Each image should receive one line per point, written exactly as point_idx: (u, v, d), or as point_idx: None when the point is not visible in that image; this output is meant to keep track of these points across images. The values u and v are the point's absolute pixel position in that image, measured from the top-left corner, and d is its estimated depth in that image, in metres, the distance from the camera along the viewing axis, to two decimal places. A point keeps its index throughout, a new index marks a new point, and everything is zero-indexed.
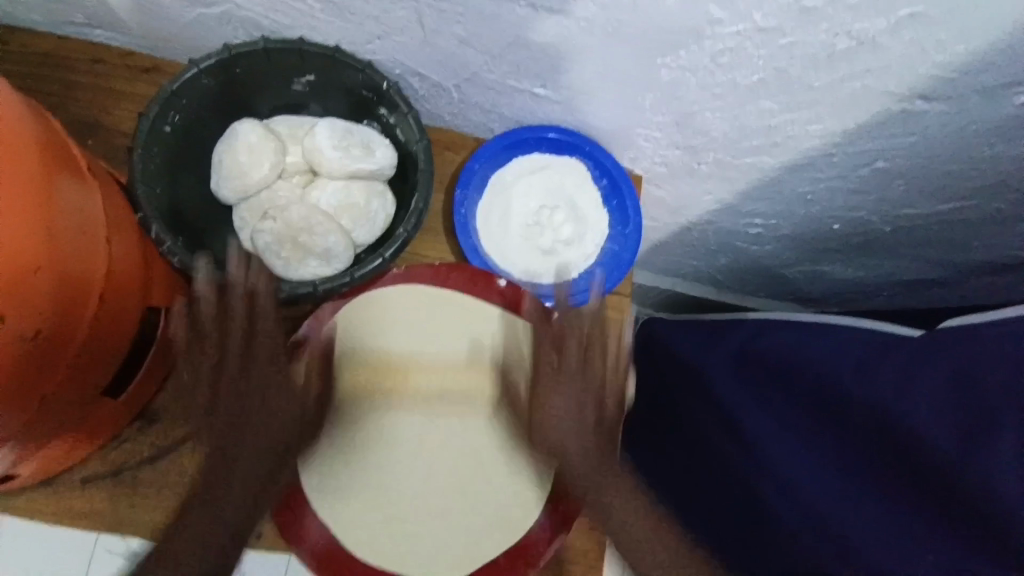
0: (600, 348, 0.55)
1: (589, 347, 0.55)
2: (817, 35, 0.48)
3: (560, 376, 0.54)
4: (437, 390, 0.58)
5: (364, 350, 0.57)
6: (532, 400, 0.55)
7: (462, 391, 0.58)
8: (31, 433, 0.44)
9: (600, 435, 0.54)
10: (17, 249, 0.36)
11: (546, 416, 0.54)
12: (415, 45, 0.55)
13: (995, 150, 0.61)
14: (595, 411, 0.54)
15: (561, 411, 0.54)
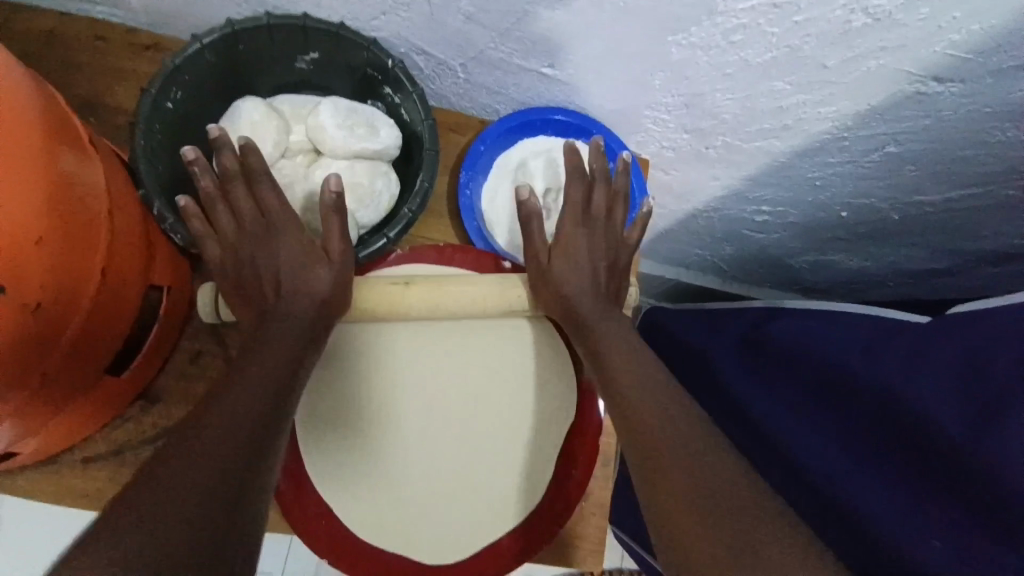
0: (621, 207, 0.60)
1: (612, 203, 0.60)
2: (831, 11, 0.47)
3: (585, 223, 0.59)
4: (440, 382, 0.59)
5: (371, 346, 0.59)
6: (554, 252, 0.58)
7: (465, 379, 0.59)
8: (32, 409, 0.43)
9: (602, 300, 0.57)
10: (16, 217, 0.35)
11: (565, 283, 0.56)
12: (420, 21, 0.54)
13: (1009, 134, 0.60)
14: (607, 270, 0.58)
15: (581, 274, 0.57)
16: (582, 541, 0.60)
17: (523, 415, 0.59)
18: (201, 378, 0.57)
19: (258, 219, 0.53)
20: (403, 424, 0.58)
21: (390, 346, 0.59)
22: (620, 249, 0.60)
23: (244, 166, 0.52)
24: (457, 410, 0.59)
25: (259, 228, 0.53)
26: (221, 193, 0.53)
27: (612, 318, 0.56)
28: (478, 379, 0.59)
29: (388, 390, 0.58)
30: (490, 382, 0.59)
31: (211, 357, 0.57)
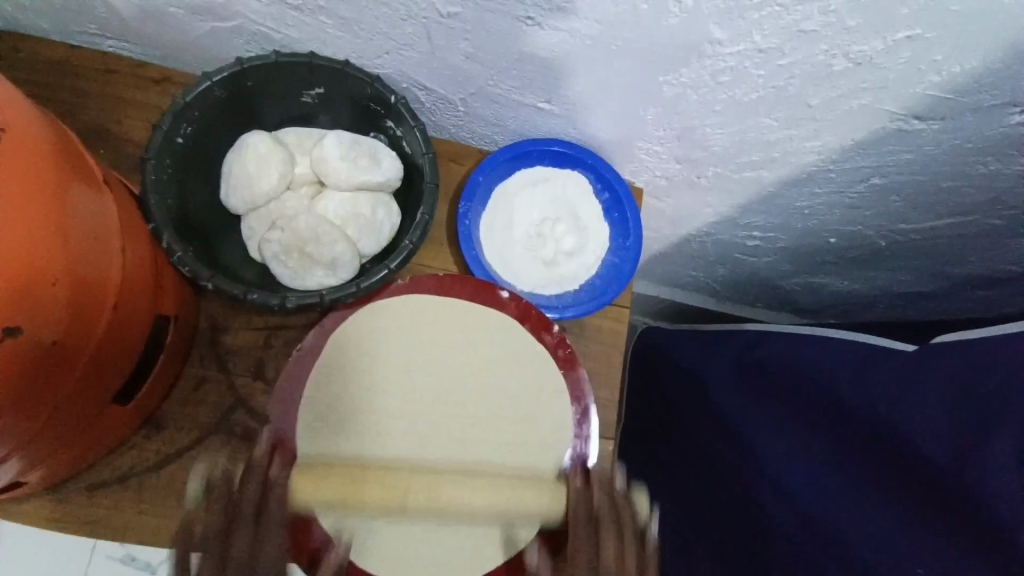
0: (629, 530, 0.45)
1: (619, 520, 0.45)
2: (815, 55, 0.50)
3: None
4: (439, 404, 0.58)
5: (366, 377, 0.58)
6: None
7: (465, 395, 0.59)
8: (41, 440, 0.44)
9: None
10: (34, 260, 0.37)
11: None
12: (422, 59, 0.56)
13: (989, 167, 0.62)
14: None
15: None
16: None
17: (526, 436, 0.58)
18: (204, 405, 0.58)
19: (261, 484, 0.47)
20: (401, 453, 0.56)
21: (382, 381, 0.58)
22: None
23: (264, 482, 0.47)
24: (456, 429, 0.57)
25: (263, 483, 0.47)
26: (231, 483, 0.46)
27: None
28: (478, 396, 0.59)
29: (385, 420, 0.57)
30: (491, 397, 0.59)
31: (213, 384, 0.59)
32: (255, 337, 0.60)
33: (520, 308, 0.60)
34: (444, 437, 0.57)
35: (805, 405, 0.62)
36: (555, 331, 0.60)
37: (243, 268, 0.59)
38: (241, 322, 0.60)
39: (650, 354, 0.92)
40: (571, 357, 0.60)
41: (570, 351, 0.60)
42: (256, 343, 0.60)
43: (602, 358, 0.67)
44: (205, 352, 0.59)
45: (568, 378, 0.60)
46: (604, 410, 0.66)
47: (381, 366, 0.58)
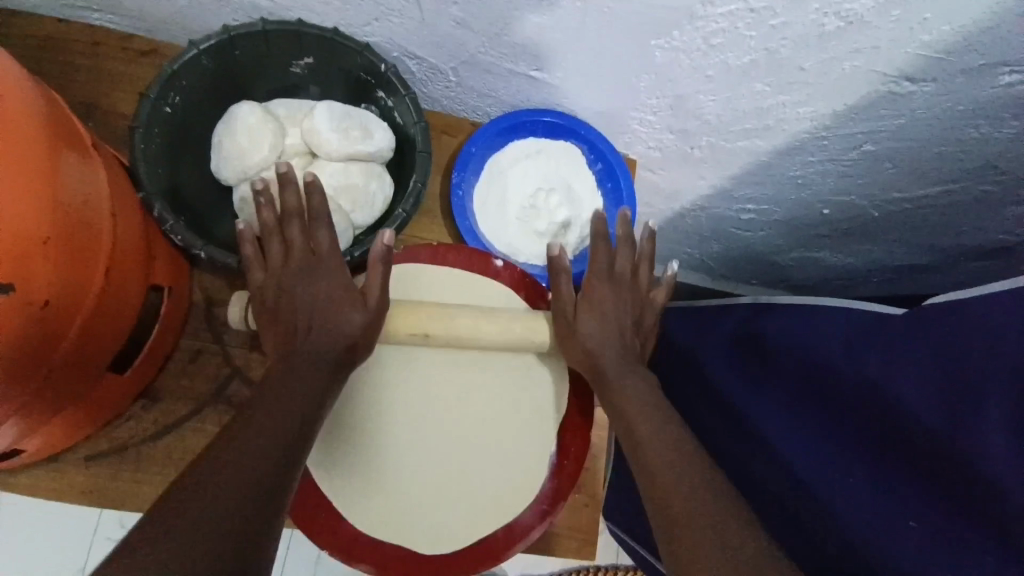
0: (646, 265, 0.61)
1: (635, 264, 0.60)
2: (806, 15, 0.50)
3: (609, 275, 0.58)
4: (434, 387, 0.58)
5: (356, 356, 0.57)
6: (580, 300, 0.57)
7: (460, 373, 0.59)
8: (36, 407, 0.44)
9: (628, 357, 0.55)
10: (23, 218, 0.36)
11: (587, 315, 0.56)
12: (412, 27, 0.56)
13: (980, 131, 0.62)
14: (632, 333, 0.58)
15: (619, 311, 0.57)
16: (572, 531, 0.64)
17: (524, 408, 0.59)
18: (200, 377, 0.58)
19: (303, 250, 0.53)
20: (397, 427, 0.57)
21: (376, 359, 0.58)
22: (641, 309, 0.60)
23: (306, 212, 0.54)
24: (450, 405, 0.58)
25: (303, 258, 0.53)
26: (276, 222, 0.54)
27: (633, 378, 0.54)
28: (471, 373, 0.59)
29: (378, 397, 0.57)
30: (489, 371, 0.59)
31: (208, 356, 0.59)
32: None
33: (514, 277, 0.61)
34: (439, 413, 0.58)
35: (800, 371, 0.63)
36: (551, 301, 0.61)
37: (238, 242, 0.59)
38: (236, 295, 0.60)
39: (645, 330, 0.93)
40: None
41: None
42: None
43: None
44: (200, 324, 0.59)
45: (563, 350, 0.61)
46: None
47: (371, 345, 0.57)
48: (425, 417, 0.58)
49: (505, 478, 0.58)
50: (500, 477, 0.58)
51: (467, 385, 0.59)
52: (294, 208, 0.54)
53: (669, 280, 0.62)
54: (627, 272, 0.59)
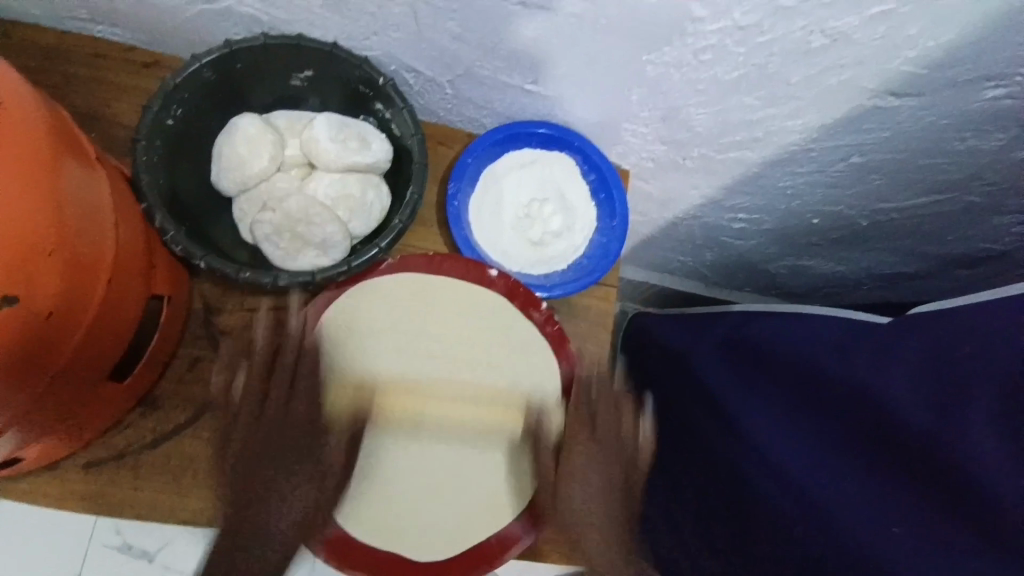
0: (626, 410, 0.65)
1: (619, 406, 0.64)
2: (793, 32, 0.51)
3: (594, 443, 0.61)
4: (432, 394, 0.59)
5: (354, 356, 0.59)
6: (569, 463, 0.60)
7: (457, 382, 0.60)
8: (37, 415, 0.45)
9: (614, 497, 0.60)
10: (29, 230, 0.37)
11: (570, 489, 0.59)
12: (410, 40, 0.57)
13: (964, 144, 0.64)
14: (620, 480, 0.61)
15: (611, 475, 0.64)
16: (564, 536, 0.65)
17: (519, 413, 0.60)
18: (199, 384, 0.59)
19: (267, 346, 0.58)
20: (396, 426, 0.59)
21: (373, 360, 0.59)
22: (636, 458, 0.64)
23: (299, 359, 0.57)
24: (446, 411, 0.60)
25: (267, 348, 0.58)
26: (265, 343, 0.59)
27: (614, 499, 0.60)
28: (467, 380, 0.60)
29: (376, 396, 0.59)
30: (484, 379, 0.60)
31: (207, 363, 0.60)
32: (248, 317, 0.61)
33: (509, 285, 0.60)
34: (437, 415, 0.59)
35: (789, 378, 0.64)
36: (543, 308, 0.59)
37: (236, 250, 0.60)
38: (234, 302, 0.61)
39: (639, 337, 0.94)
40: (560, 335, 0.60)
41: (558, 328, 0.59)
42: (249, 323, 0.61)
43: (591, 336, 0.69)
44: (199, 332, 0.60)
45: (558, 356, 0.60)
46: None
47: (369, 347, 0.59)
48: (423, 426, 0.60)
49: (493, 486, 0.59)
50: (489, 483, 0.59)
51: (461, 392, 0.60)
52: (291, 362, 0.57)
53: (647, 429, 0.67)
54: (616, 434, 0.62)
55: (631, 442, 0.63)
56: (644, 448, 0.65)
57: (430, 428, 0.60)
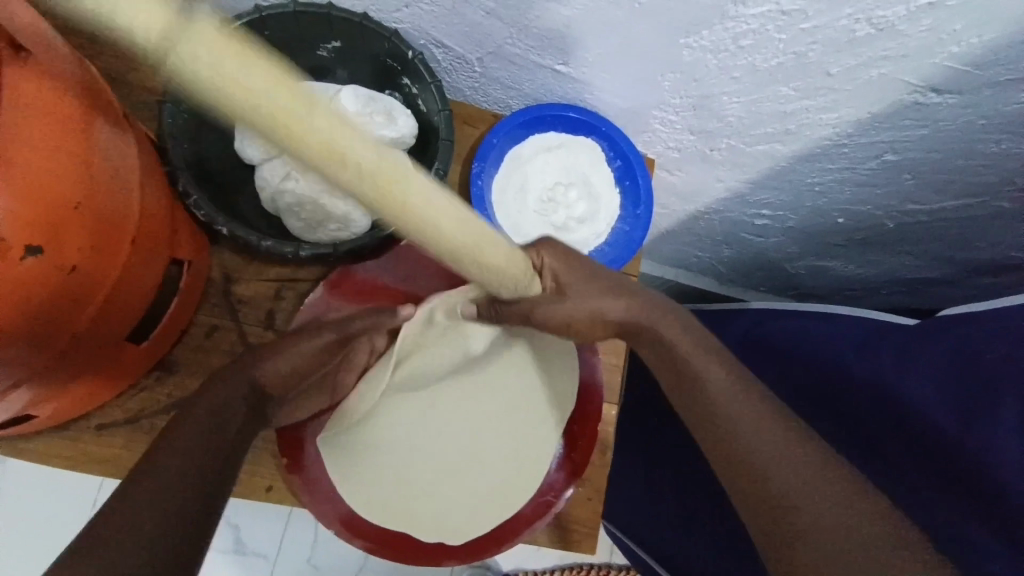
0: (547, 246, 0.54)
1: (546, 253, 0.53)
2: (838, 20, 0.50)
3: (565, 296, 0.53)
4: (464, 398, 0.64)
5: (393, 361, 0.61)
6: (565, 307, 0.53)
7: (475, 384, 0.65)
8: (55, 372, 0.45)
9: (692, 347, 0.52)
10: (61, 185, 0.37)
11: (579, 309, 0.54)
12: (442, 14, 0.56)
13: (1000, 146, 0.63)
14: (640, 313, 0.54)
15: (696, 355, 0.51)
16: (577, 523, 0.64)
17: (535, 411, 0.64)
18: (215, 352, 0.59)
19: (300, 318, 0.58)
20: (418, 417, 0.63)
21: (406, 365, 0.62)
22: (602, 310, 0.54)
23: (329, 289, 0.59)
24: (469, 413, 0.64)
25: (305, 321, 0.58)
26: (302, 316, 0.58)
27: (677, 351, 0.52)
28: (489, 382, 0.65)
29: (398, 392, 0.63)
30: (508, 385, 0.65)
31: (224, 333, 0.59)
32: (266, 288, 0.60)
33: None
34: (454, 410, 0.64)
35: (806, 378, 0.63)
36: None
37: (257, 220, 0.59)
38: (252, 272, 0.60)
39: None
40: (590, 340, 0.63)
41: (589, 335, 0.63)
42: (267, 294, 0.60)
43: None
44: (216, 301, 0.60)
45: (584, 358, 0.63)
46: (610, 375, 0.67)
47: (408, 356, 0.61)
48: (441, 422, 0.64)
49: (502, 480, 0.62)
50: (499, 477, 0.62)
51: (480, 396, 0.65)
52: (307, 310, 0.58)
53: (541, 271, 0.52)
54: (557, 292, 0.53)
55: (563, 281, 0.53)
56: (564, 273, 0.53)
57: (448, 422, 0.64)
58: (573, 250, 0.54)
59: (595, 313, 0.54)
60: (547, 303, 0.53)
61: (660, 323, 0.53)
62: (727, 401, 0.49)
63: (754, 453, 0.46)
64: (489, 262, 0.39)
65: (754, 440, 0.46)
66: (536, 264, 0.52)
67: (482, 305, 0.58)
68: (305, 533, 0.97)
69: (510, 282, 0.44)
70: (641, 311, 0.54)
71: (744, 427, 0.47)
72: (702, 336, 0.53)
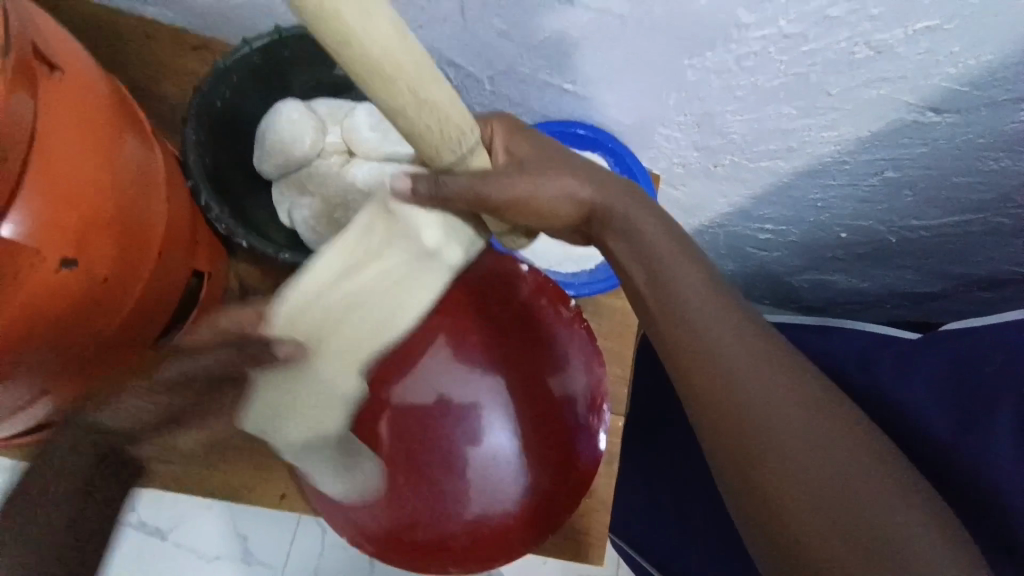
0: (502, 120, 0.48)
1: (502, 132, 0.47)
2: (837, 43, 0.52)
3: (526, 174, 0.45)
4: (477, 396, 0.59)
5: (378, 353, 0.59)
6: (524, 181, 0.44)
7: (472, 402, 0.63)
8: (81, 379, 0.46)
9: (670, 250, 0.45)
10: (94, 198, 0.39)
11: (541, 191, 0.45)
12: (455, 36, 0.58)
13: (998, 164, 0.64)
14: (605, 199, 0.47)
15: (677, 261, 0.44)
16: (583, 534, 0.65)
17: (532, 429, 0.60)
18: None
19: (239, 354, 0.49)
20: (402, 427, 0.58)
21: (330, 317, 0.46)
22: (570, 195, 0.46)
23: None
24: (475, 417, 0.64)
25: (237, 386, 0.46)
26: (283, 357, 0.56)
27: (652, 249, 0.45)
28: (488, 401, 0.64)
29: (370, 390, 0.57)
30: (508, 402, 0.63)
31: None
32: None
33: (537, 282, 0.63)
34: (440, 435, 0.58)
35: None
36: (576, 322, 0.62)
37: (273, 232, 0.61)
38: (268, 284, 0.62)
39: None
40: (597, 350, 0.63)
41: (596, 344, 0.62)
42: None
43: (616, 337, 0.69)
44: None
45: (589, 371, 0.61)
46: (615, 385, 0.68)
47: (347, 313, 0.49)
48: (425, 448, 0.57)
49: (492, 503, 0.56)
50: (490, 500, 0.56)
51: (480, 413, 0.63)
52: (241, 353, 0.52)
53: (499, 149, 0.46)
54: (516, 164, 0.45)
55: (524, 157, 0.46)
56: (521, 147, 0.47)
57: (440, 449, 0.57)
58: (531, 131, 0.49)
59: (561, 188, 0.46)
60: (503, 176, 0.43)
61: (627, 207, 0.46)
62: (719, 345, 0.40)
63: (754, 414, 0.38)
64: (433, 109, 0.35)
65: (745, 382, 0.39)
66: (487, 140, 0.47)
67: (420, 179, 0.40)
68: (311, 542, 0.98)
69: (463, 141, 0.39)
70: (610, 195, 0.47)
71: (744, 379, 0.39)
72: (682, 241, 0.45)
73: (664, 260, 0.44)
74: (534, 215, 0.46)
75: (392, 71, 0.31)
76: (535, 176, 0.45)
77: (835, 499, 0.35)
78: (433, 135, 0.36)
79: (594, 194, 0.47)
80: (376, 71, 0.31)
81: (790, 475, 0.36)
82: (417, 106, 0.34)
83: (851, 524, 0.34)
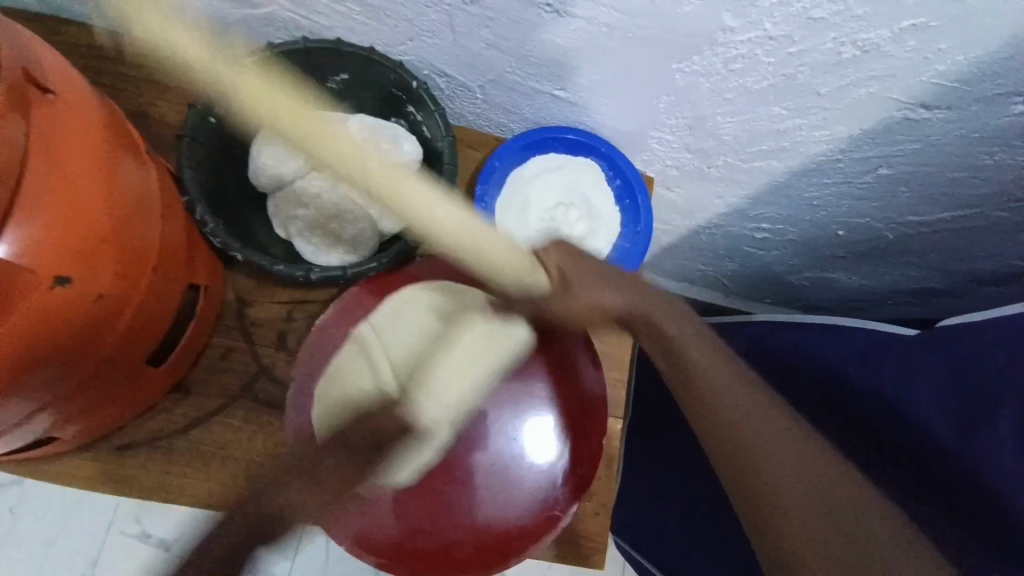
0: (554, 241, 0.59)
1: (551, 249, 0.58)
2: (823, 43, 0.52)
3: (568, 291, 0.55)
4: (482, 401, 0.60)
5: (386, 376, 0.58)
6: (564, 297, 0.55)
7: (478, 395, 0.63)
8: (80, 395, 0.47)
9: (694, 336, 0.51)
10: (88, 217, 0.39)
11: (580, 296, 0.55)
12: (445, 47, 0.58)
13: (994, 158, 0.63)
14: (643, 300, 0.54)
15: (689, 341, 0.50)
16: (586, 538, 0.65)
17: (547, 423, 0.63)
18: (230, 373, 0.61)
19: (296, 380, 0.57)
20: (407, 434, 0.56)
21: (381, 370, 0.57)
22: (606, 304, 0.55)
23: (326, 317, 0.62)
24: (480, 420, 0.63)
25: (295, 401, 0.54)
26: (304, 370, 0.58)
27: (686, 333, 0.51)
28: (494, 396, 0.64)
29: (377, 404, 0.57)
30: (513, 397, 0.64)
31: (238, 354, 0.61)
32: (277, 311, 0.62)
33: None
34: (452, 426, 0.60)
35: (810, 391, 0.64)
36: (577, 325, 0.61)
37: (271, 244, 0.63)
38: (265, 296, 0.63)
39: None
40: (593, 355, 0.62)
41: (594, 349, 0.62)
42: (278, 316, 0.62)
43: (614, 340, 0.69)
44: (232, 324, 0.62)
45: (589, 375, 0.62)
46: (614, 389, 0.68)
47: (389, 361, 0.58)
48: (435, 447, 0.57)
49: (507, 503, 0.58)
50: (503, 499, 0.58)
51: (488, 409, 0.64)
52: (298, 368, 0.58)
53: (549, 266, 0.57)
54: (558, 280, 0.56)
55: (564, 273, 0.56)
56: (562, 261, 0.57)
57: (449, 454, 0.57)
58: (580, 249, 0.58)
59: (595, 303, 0.55)
60: (553, 298, 0.56)
61: (664, 312, 0.53)
62: (717, 392, 0.47)
63: (753, 444, 0.44)
64: (472, 242, 0.52)
65: (739, 419, 0.46)
66: (541, 260, 0.57)
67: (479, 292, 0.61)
68: (319, 549, 0.98)
69: (517, 275, 0.55)
70: (643, 301, 0.54)
71: (729, 409, 0.46)
72: (698, 324, 0.52)
73: (680, 342, 0.50)
74: (578, 318, 0.56)
75: (447, 233, 0.52)
76: (573, 288, 0.55)
77: (832, 508, 0.41)
78: (475, 259, 0.53)
79: (629, 294, 0.54)
80: (433, 234, 0.52)
81: (779, 493, 0.42)
82: (461, 244, 0.52)
83: (852, 536, 0.40)
